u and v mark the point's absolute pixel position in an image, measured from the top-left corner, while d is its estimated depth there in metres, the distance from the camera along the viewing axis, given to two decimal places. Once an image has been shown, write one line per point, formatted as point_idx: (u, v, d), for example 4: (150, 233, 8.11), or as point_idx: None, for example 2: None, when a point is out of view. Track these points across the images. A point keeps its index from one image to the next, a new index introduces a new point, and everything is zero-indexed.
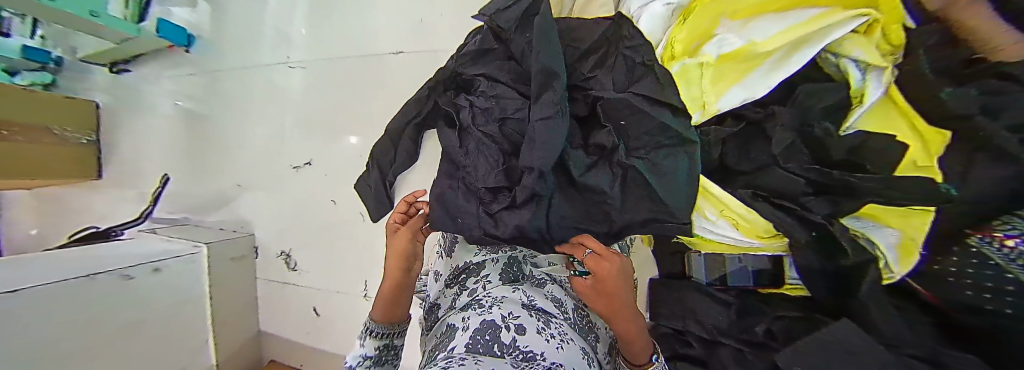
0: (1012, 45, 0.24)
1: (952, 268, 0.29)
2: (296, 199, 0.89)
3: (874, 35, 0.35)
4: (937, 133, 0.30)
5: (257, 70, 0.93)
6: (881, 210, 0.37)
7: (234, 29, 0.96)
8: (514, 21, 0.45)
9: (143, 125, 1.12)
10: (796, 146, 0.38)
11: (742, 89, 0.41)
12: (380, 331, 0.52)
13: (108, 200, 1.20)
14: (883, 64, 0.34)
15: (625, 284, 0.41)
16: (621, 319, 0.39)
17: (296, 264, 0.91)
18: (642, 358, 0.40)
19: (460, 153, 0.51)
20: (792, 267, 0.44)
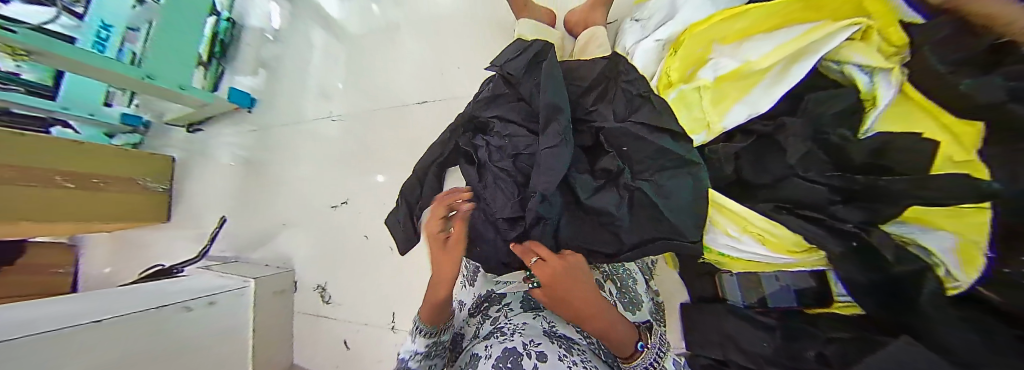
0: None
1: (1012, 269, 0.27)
2: (331, 235, 0.95)
3: (872, 39, 0.37)
4: (969, 126, 0.29)
5: (302, 124, 1.07)
6: (925, 212, 0.35)
7: (286, 92, 1.13)
8: (523, 69, 0.52)
9: (206, 173, 1.26)
10: (813, 156, 0.38)
11: (746, 105, 0.43)
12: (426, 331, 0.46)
13: (168, 242, 1.31)
14: (887, 66, 0.34)
15: (582, 282, 0.40)
16: (593, 315, 0.38)
17: (331, 297, 0.94)
18: (627, 349, 0.38)
19: (479, 187, 0.54)
20: (839, 283, 0.41)
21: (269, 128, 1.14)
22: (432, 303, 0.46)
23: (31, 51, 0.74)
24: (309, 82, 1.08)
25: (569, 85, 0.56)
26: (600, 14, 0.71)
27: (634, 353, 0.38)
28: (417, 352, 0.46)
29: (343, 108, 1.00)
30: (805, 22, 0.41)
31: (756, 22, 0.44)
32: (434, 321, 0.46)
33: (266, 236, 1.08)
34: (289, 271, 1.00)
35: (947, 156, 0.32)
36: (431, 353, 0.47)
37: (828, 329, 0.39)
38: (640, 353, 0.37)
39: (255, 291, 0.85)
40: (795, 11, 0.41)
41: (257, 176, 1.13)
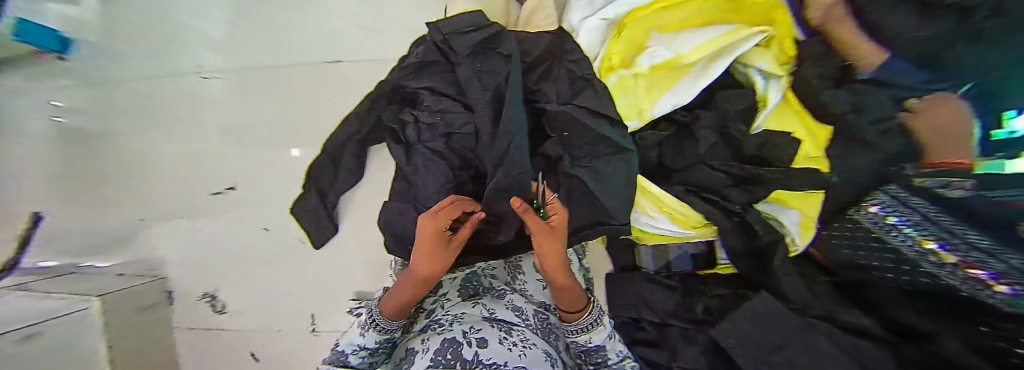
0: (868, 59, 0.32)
1: (838, 231, 0.38)
2: (223, 228, 0.77)
3: (772, 47, 0.42)
4: (823, 129, 0.39)
5: (160, 81, 0.79)
6: (787, 194, 0.44)
7: (123, 31, 0.80)
8: (475, 47, 0.46)
9: None
10: (718, 145, 0.45)
11: (674, 95, 0.45)
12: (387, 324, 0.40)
13: None
14: (778, 73, 0.41)
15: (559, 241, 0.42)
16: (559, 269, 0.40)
17: (225, 305, 0.76)
18: (578, 303, 0.42)
19: (410, 170, 0.50)
20: (722, 250, 0.51)
21: (109, 84, 0.81)
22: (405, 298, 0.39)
23: None
24: (171, 20, 0.78)
25: None
26: None
27: (584, 308, 0.42)
28: (365, 347, 0.40)
29: (227, 63, 0.77)
30: (726, 21, 0.44)
31: (688, 15, 0.45)
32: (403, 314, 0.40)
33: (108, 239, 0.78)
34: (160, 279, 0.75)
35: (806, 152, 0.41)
36: (376, 350, 0.42)
37: (711, 286, 0.49)
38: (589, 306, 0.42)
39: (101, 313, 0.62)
40: (721, 9, 0.44)
41: (87, 153, 0.80)
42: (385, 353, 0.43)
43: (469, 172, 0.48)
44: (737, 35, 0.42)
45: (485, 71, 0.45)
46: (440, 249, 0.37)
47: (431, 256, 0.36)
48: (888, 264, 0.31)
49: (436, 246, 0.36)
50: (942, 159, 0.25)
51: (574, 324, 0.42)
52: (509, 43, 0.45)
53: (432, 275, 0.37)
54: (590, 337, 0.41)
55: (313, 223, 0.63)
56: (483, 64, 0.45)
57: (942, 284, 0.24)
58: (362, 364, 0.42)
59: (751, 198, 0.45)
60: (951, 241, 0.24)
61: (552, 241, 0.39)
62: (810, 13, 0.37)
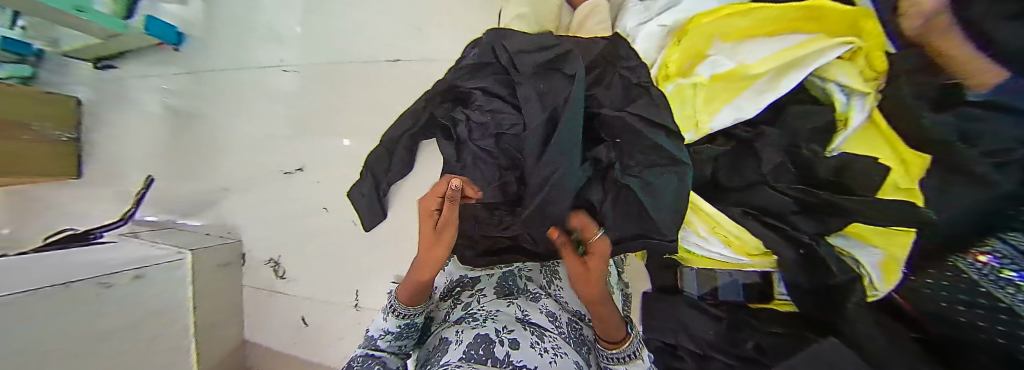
0: (980, 75, 0.25)
1: (933, 282, 0.30)
2: (287, 203, 0.86)
3: (858, 61, 0.38)
4: (918, 158, 0.32)
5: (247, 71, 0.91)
6: (867, 230, 0.39)
7: (225, 27, 0.94)
8: (541, 63, 0.46)
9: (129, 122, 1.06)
10: (784, 167, 0.41)
11: (735, 109, 0.43)
12: (403, 311, 0.42)
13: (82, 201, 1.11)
14: (866, 90, 0.36)
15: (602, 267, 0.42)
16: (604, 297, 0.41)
17: (284, 271, 0.86)
18: (618, 335, 0.40)
19: (457, 166, 0.51)
20: (780, 283, 0.46)
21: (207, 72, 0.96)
22: (415, 287, 0.41)
23: None
24: (256, 20, 0.90)
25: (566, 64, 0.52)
26: None
27: (624, 338, 0.40)
28: (389, 331, 0.43)
29: (300, 58, 0.86)
30: (803, 31, 0.41)
31: (759, 22, 0.42)
32: (416, 302, 0.42)
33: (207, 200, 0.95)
34: (235, 241, 0.90)
35: (894, 183, 0.34)
36: (403, 334, 0.44)
37: (767, 323, 0.44)
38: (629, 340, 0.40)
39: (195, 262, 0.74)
40: (796, 17, 0.40)
41: (197, 132, 0.97)
42: (411, 338, 0.45)
43: (515, 174, 0.49)
44: (815, 47, 0.38)
45: (546, 87, 0.45)
46: (432, 232, 0.40)
47: (427, 238, 0.40)
48: (973, 320, 0.25)
49: (427, 228, 0.40)
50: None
51: (610, 354, 0.41)
52: (574, 64, 0.44)
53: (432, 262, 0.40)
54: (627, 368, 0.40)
55: (364, 208, 0.67)
56: (544, 79, 0.45)
57: (1022, 333, 0.20)
58: (392, 349, 0.44)
59: (824, 228, 0.40)
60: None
61: (598, 270, 0.41)
62: (904, 22, 0.32)
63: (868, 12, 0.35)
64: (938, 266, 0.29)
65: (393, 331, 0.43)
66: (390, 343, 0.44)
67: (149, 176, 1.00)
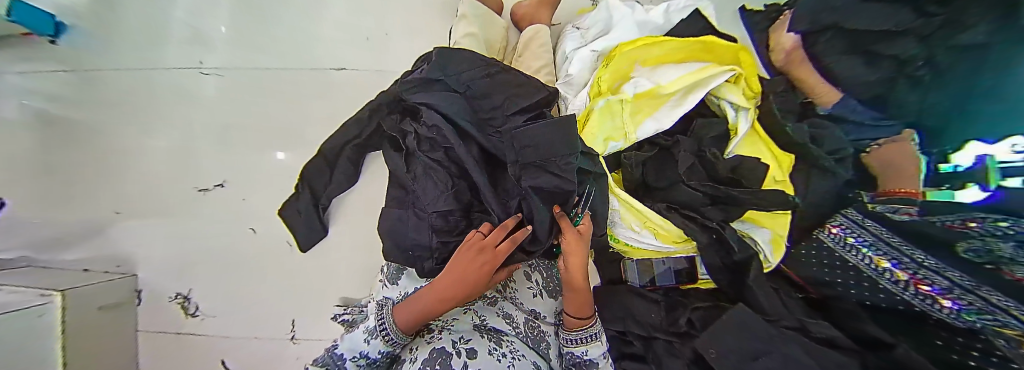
0: (823, 94, 0.45)
1: (809, 250, 0.44)
2: (200, 227, 0.72)
3: (740, 83, 0.50)
4: (785, 156, 0.47)
5: (139, 73, 0.74)
6: (758, 214, 0.47)
7: (102, 12, 0.73)
8: (555, 135, 0.36)
9: None
10: (695, 167, 0.48)
11: (654, 121, 0.51)
12: (395, 339, 0.35)
13: None
14: (747, 107, 0.48)
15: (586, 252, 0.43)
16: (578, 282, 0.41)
17: (199, 308, 0.70)
18: (586, 311, 0.42)
19: (408, 177, 0.46)
20: (703, 266, 0.52)
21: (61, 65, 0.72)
22: (422, 313, 0.36)
23: None
24: (164, 16, 0.75)
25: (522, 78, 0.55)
26: (545, 13, 0.71)
27: (590, 316, 0.42)
28: (367, 355, 0.36)
29: (225, 60, 0.75)
30: (700, 59, 0.52)
31: (670, 51, 0.52)
32: (411, 330, 0.36)
33: (72, 234, 0.68)
34: (130, 276, 0.69)
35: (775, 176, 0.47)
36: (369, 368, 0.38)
37: (693, 300, 0.50)
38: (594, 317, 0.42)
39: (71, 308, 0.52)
40: (697, 48, 0.51)
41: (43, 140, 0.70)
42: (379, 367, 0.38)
43: (467, 182, 0.44)
44: (711, 71, 0.48)
45: (541, 164, 0.38)
46: (472, 262, 0.36)
47: (462, 271, 0.36)
48: (850, 281, 0.36)
49: (469, 259, 0.36)
50: (890, 189, 0.32)
51: (572, 333, 0.42)
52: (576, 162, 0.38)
53: (459, 288, 0.36)
54: (587, 351, 0.41)
55: (301, 227, 0.65)
56: (549, 151, 0.37)
57: (879, 287, 0.32)
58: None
59: (728, 215, 0.48)
60: (901, 263, 0.29)
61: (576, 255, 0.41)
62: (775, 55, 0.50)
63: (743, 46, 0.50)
64: (807, 241, 0.44)
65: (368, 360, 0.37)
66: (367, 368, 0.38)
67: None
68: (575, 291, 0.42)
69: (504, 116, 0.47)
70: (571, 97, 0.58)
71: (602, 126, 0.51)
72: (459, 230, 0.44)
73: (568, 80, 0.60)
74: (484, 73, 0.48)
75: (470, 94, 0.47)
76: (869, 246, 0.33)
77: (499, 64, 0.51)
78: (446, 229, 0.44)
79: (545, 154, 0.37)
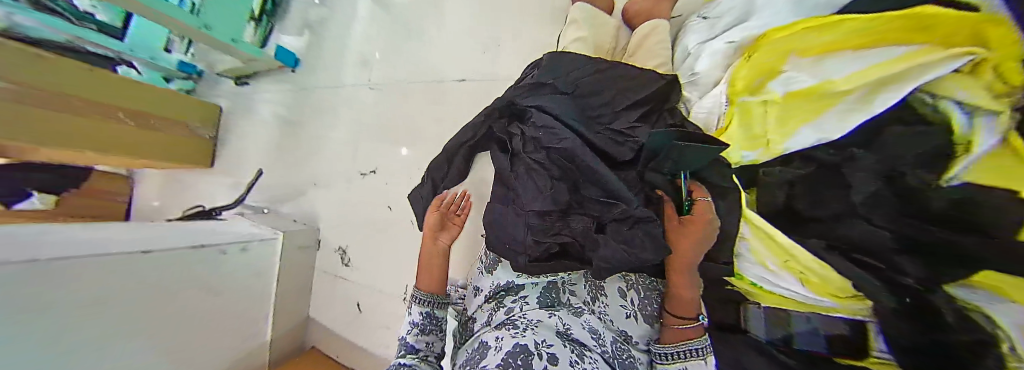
0: None
1: None
2: (357, 202, 0.95)
3: (983, 75, 0.24)
4: None
5: (330, 89, 1.03)
6: (1002, 280, 0.24)
7: (316, 49, 1.06)
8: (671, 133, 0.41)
9: (225, 123, 1.18)
10: (881, 197, 0.31)
11: (813, 130, 0.37)
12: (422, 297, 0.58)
13: (177, 190, 1.23)
14: (993, 107, 0.23)
15: (701, 246, 0.42)
16: (684, 273, 0.43)
17: (350, 259, 0.93)
18: (688, 310, 0.42)
19: (511, 175, 0.49)
20: (880, 337, 0.33)
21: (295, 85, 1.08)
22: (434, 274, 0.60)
23: None
24: (347, 47, 1.02)
25: (635, 74, 0.51)
26: (664, 9, 0.64)
27: (694, 322, 0.41)
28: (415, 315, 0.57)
29: (380, 77, 0.97)
30: (903, 40, 0.31)
31: (847, 34, 0.35)
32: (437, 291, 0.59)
33: (293, 195, 1.03)
34: (314, 228, 0.98)
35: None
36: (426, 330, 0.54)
37: None
38: (698, 322, 0.41)
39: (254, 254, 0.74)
40: (899, 25, 0.31)
41: (286, 134, 1.07)
42: (435, 334, 0.56)
43: (568, 183, 0.44)
44: (913, 63, 0.29)
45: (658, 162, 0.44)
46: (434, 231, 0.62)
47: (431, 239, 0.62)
48: None
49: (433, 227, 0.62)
50: None
51: (666, 348, 0.41)
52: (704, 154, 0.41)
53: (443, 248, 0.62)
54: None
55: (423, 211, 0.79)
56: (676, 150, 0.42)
57: None
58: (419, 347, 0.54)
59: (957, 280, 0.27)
60: None
61: (693, 246, 0.42)
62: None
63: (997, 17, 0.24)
64: None
65: (430, 316, 0.56)
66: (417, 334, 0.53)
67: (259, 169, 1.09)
68: (673, 287, 0.44)
69: (613, 112, 0.48)
70: (696, 98, 0.56)
71: (734, 134, 0.46)
72: (561, 226, 0.44)
73: (693, 79, 0.57)
74: (592, 72, 0.51)
75: (577, 94, 0.49)
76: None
77: (603, 62, 0.52)
78: (541, 228, 0.45)
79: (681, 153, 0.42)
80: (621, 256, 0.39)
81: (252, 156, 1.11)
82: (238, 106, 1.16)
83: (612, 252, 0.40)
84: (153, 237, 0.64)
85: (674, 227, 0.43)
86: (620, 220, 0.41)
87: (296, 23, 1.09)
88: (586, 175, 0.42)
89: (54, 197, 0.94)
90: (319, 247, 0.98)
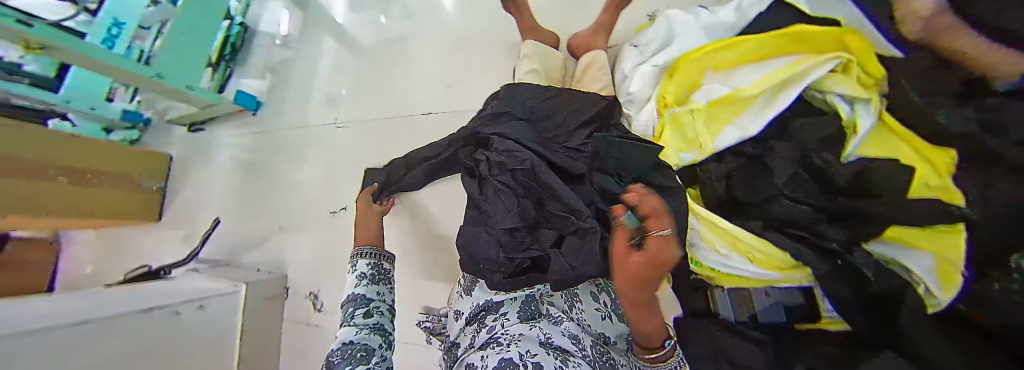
0: None
1: None
2: (328, 242, 0.90)
3: (852, 71, 0.38)
4: (947, 154, 0.29)
5: (295, 129, 1.01)
6: (907, 231, 0.31)
7: (279, 91, 1.05)
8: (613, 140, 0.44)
9: (176, 173, 1.09)
10: (800, 178, 0.38)
11: (737, 128, 0.44)
12: (369, 250, 0.63)
13: (111, 252, 1.09)
14: (868, 96, 0.35)
15: (657, 285, 0.31)
16: (641, 310, 0.34)
17: (323, 304, 0.87)
18: (653, 340, 0.37)
19: (480, 198, 0.52)
20: (825, 299, 0.39)
21: (256, 129, 1.05)
22: (367, 240, 0.67)
23: (44, 45, 0.62)
24: (313, 86, 1.02)
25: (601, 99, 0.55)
26: (602, 39, 0.74)
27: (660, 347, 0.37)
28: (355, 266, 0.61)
29: (349, 116, 0.98)
30: (788, 54, 0.43)
31: (748, 52, 0.46)
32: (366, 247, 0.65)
33: (257, 243, 0.96)
34: (281, 276, 0.91)
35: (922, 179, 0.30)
36: (375, 279, 0.59)
37: (813, 343, 0.37)
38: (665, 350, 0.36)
39: (213, 309, 0.68)
40: (783, 43, 0.43)
41: (248, 179, 1.02)
42: (384, 286, 0.60)
43: (532, 201, 0.48)
44: (803, 66, 0.40)
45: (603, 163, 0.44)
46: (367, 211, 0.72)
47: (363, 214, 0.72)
48: None
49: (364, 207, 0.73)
50: None
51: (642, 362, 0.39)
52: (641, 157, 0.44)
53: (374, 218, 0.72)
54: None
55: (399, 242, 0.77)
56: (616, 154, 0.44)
57: None
58: (372, 295, 0.57)
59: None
60: None
61: (645, 288, 0.31)
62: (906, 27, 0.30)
63: (852, 28, 0.38)
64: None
65: (377, 265, 0.61)
66: (366, 284, 0.58)
67: (217, 218, 1.01)
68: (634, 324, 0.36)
69: (567, 132, 0.52)
70: (635, 113, 0.58)
71: (670, 139, 0.49)
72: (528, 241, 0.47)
73: (628, 98, 0.60)
74: (545, 97, 0.55)
75: (533, 118, 0.53)
76: (970, 275, 0.24)
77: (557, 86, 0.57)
78: (512, 244, 0.47)
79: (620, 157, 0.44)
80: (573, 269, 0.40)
81: (207, 206, 1.03)
82: (190, 155, 1.09)
83: (561, 270, 0.41)
84: (89, 304, 0.56)
85: (626, 269, 0.31)
86: (574, 233, 0.43)
87: (257, 67, 1.08)
88: (546, 190, 0.46)
89: None
90: (288, 295, 0.91)
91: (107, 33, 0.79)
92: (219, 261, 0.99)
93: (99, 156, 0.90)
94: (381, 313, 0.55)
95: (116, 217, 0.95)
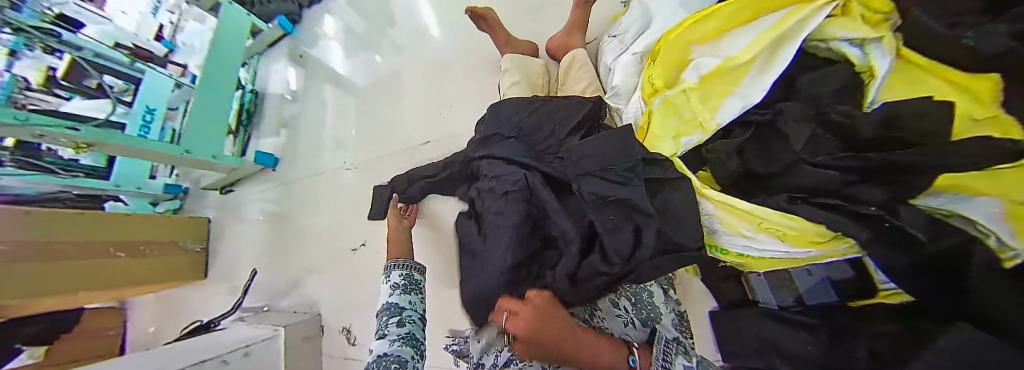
0: None
1: None
2: (353, 279, 0.94)
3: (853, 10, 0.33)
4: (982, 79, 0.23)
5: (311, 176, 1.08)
6: (958, 178, 0.24)
7: (293, 143, 1.13)
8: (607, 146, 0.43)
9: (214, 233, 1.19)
10: (819, 137, 0.31)
11: (738, 98, 0.38)
12: (400, 261, 0.65)
13: (169, 314, 1.19)
14: (877, 35, 0.30)
15: (564, 322, 0.38)
16: (588, 344, 0.37)
17: (356, 339, 0.90)
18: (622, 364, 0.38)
19: (477, 239, 0.53)
20: (879, 270, 0.33)
21: (277, 182, 1.13)
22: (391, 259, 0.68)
23: (90, 143, 0.73)
24: (322, 133, 1.09)
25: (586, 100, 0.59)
26: (579, 39, 0.74)
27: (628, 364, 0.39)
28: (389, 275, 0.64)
29: (357, 156, 1.03)
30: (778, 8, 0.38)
31: (731, 17, 0.41)
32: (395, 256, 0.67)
33: (291, 288, 1.02)
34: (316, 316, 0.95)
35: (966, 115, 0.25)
36: (406, 287, 0.61)
37: (873, 322, 0.32)
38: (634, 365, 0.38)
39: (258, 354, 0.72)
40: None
41: (276, 229, 1.09)
42: (416, 295, 0.62)
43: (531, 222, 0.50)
44: (795, 18, 0.35)
45: (599, 171, 0.44)
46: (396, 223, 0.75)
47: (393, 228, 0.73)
48: None
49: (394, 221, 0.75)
50: None
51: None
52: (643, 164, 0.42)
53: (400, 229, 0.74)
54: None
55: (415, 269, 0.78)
56: (605, 160, 0.43)
57: None
58: (404, 303, 0.59)
59: (938, 233, 0.24)
60: None
61: (565, 334, 0.37)
62: None
63: None
64: None
65: (409, 275, 0.63)
66: (399, 293, 0.60)
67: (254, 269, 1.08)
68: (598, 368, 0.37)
69: (557, 141, 0.54)
70: (623, 106, 0.58)
71: (666, 125, 0.45)
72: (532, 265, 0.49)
73: (614, 92, 0.60)
74: (530, 111, 0.59)
75: (522, 134, 0.57)
76: None
77: (542, 98, 0.61)
78: (514, 279, 0.47)
79: (603, 162, 0.43)
80: (591, 290, 0.44)
81: (244, 259, 1.11)
82: (224, 214, 1.19)
83: (580, 293, 0.45)
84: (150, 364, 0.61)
85: (536, 339, 0.36)
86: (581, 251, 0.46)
87: (271, 124, 1.17)
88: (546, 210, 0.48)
89: (44, 347, 0.91)
90: (324, 334, 0.94)
91: (142, 120, 0.91)
92: (259, 309, 1.05)
93: (147, 228, 0.99)
94: (413, 321, 0.57)
95: (168, 280, 1.05)
